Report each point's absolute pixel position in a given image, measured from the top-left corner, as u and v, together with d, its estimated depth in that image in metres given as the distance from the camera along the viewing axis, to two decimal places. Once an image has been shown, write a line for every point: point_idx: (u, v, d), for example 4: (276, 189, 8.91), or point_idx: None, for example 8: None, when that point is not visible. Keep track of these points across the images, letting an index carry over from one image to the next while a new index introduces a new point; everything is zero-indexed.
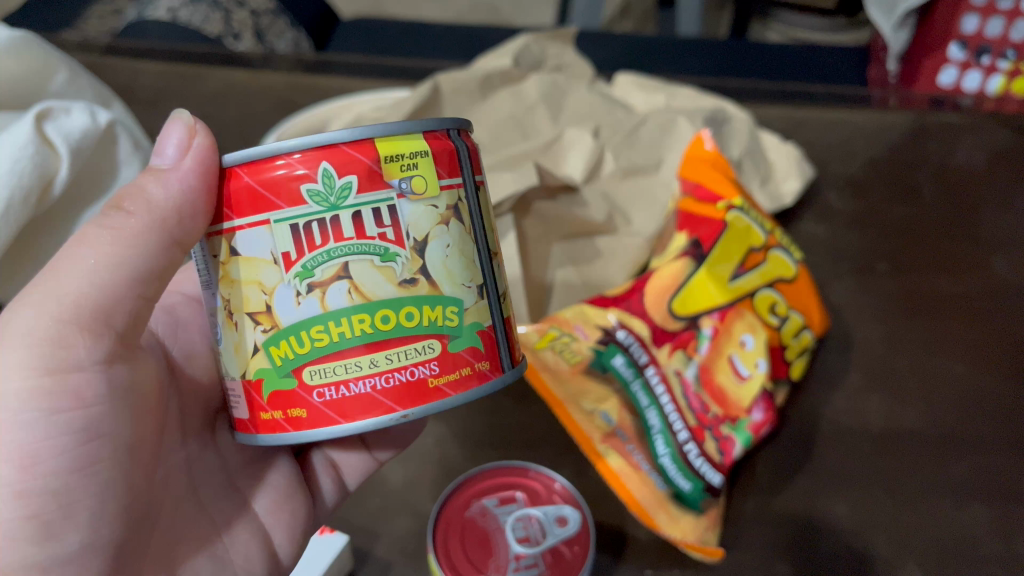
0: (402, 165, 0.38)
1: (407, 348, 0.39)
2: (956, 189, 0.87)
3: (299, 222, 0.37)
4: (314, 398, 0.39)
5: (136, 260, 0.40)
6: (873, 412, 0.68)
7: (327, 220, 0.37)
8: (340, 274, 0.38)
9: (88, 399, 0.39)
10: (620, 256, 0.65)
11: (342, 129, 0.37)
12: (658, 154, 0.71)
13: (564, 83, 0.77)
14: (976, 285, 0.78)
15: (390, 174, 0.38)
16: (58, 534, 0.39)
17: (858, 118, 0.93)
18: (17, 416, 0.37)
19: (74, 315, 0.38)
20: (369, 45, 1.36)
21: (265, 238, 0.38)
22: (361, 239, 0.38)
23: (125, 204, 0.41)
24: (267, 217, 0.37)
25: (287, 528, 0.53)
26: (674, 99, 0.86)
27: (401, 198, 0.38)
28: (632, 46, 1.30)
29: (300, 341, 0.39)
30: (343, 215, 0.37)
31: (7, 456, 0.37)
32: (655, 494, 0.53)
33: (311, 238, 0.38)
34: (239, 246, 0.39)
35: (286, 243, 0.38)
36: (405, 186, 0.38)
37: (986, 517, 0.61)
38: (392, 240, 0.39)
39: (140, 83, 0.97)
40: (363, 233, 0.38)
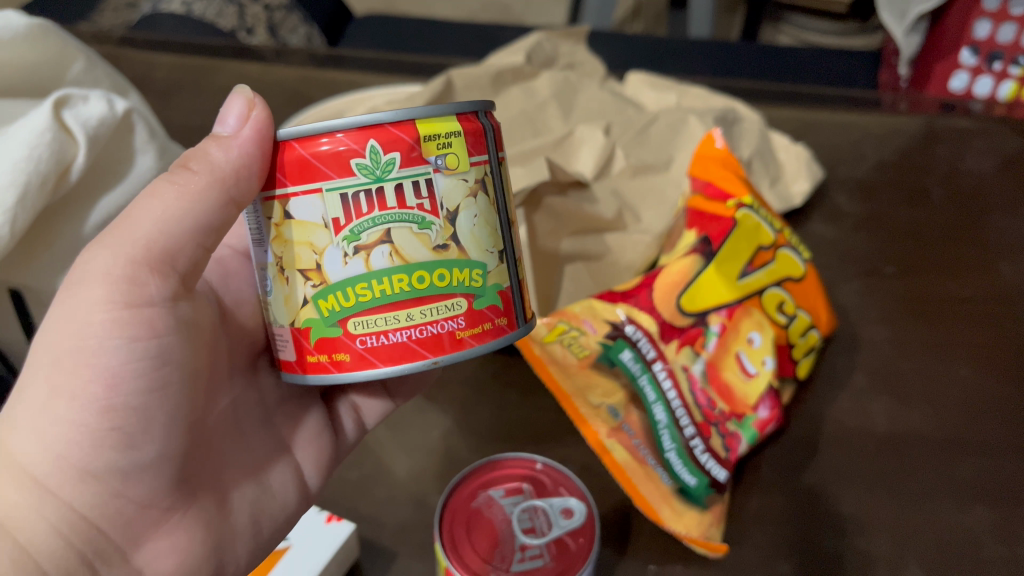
0: (439, 144, 0.39)
1: (439, 303, 0.40)
2: (965, 193, 0.87)
3: (347, 192, 0.38)
4: (357, 345, 0.40)
5: (197, 213, 0.41)
6: (879, 413, 0.68)
7: (373, 191, 0.38)
8: (383, 238, 0.39)
9: (160, 329, 0.41)
10: (630, 252, 0.65)
11: (388, 110, 0.38)
12: (669, 153, 0.72)
13: (576, 81, 0.78)
14: (983, 289, 0.78)
15: (428, 152, 0.39)
16: (139, 445, 0.41)
17: (867, 123, 0.95)
18: (103, 342, 0.39)
19: (146, 255, 0.40)
20: (381, 40, 1.37)
21: (316, 204, 0.39)
22: (400, 208, 0.39)
23: (192, 164, 0.42)
24: (320, 186, 0.38)
25: (316, 461, 0.54)
26: (685, 97, 0.86)
27: (437, 172, 0.39)
28: (642, 46, 1.31)
29: (347, 295, 0.39)
30: (387, 188, 0.38)
31: (94, 376, 0.39)
32: (660, 489, 0.54)
33: (358, 207, 0.39)
34: (292, 212, 0.39)
35: (336, 209, 0.38)
36: (441, 162, 0.39)
37: (989, 519, 0.61)
38: (428, 210, 0.39)
39: (154, 75, 0.98)
40: (404, 203, 0.39)
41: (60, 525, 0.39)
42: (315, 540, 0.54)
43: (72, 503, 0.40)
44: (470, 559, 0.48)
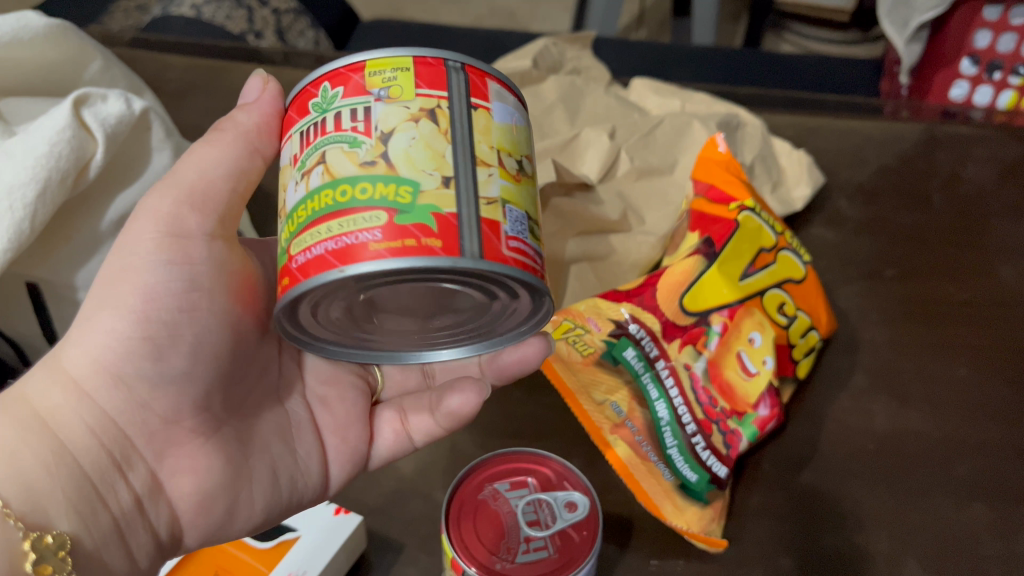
0: (382, 78, 0.42)
1: (358, 215, 0.39)
2: (964, 199, 0.88)
3: (306, 128, 0.43)
4: (294, 262, 0.40)
5: (225, 162, 0.49)
6: (878, 412, 0.69)
7: (318, 122, 0.42)
8: (320, 160, 0.41)
9: (195, 258, 0.47)
10: (634, 255, 0.67)
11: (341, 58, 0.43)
12: (673, 157, 0.73)
13: (582, 85, 0.79)
14: (982, 292, 0.79)
15: (372, 85, 0.41)
16: (165, 356, 0.45)
17: (869, 128, 0.97)
18: (145, 260, 0.46)
19: (189, 197, 0.48)
20: (389, 44, 1.39)
21: (289, 147, 0.44)
22: (337, 131, 0.41)
23: (218, 127, 0.51)
24: (292, 132, 0.44)
25: (341, 456, 0.56)
26: (689, 103, 0.87)
27: (378, 100, 0.41)
28: (647, 53, 1.32)
29: (294, 220, 0.41)
30: (330, 117, 0.42)
31: (135, 288, 0.45)
32: (661, 485, 0.55)
33: (309, 138, 0.42)
34: (280, 161, 0.45)
35: (298, 146, 0.43)
36: (383, 93, 0.41)
37: (986, 517, 0.62)
38: (362, 132, 0.41)
39: (167, 76, 1.00)
40: (340, 127, 0.41)
41: (98, 425, 0.44)
42: (324, 531, 0.55)
43: (109, 411, 0.44)
44: (475, 551, 0.49)
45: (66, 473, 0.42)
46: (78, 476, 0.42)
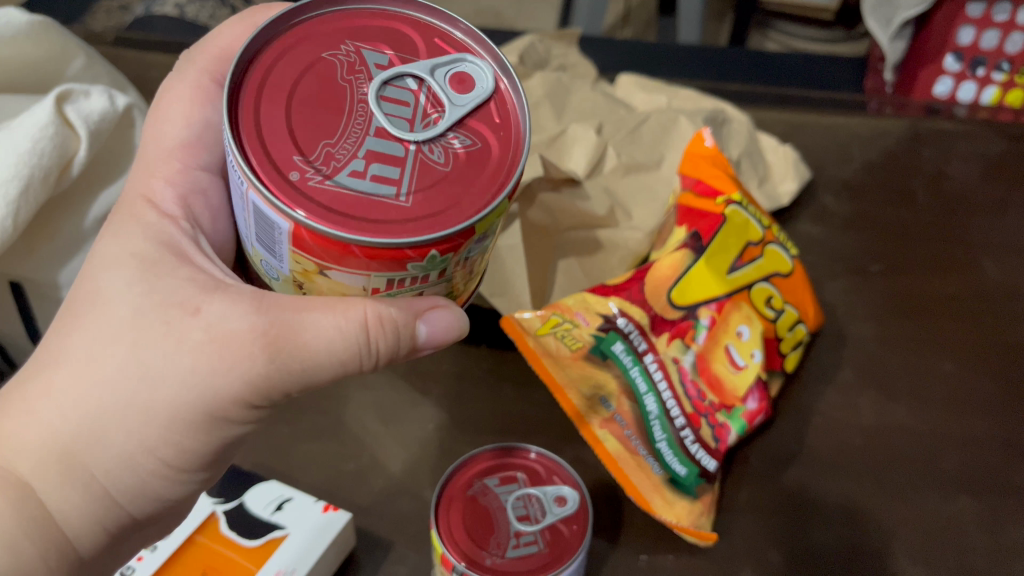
0: (485, 230, 0.40)
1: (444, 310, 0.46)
2: (949, 194, 0.89)
3: (397, 278, 0.40)
4: None
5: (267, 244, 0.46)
6: (865, 406, 0.70)
7: (419, 276, 0.41)
8: (415, 294, 0.43)
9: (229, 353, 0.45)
10: (621, 250, 0.67)
11: (455, 227, 0.38)
12: (659, 152, 0.73)
13: (568, 82, 0.79)
14: (968, 287, 0.80)
15: (474, 237, 0.40)
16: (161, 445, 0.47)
17: (854, 124, 0.97)
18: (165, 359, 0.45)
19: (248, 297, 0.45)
20: None
21: (361, 281, 0.40)
22: (438, 278, 0.42)
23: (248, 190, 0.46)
24: (369, 273, 0.40)
25: None
26: (675, 99, 0.87)
27: (476, 245, 0.41)
28: (634, 50, 1.32)
29: None
30: (434, 272, 0.41)
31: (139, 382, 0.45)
32: (651, 480, 0.56)
33: (400, 282, 0.41)
34: (331, 276, 0.40)
35: (379, 283, 0.41)
36: (481, 238, 0.41)
37: (972, 511, 0.63)
38: (456, 270, 0.42)
39: (151, 75, 1.00)
40: (441, 275, 0.42)
41: (88, 493, 0.47)
42: (312, 531, 0.54)
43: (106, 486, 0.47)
44: (466, 548, 0.49)
45: (52, 543, 0.47)
46: (63, 541, 0.48)
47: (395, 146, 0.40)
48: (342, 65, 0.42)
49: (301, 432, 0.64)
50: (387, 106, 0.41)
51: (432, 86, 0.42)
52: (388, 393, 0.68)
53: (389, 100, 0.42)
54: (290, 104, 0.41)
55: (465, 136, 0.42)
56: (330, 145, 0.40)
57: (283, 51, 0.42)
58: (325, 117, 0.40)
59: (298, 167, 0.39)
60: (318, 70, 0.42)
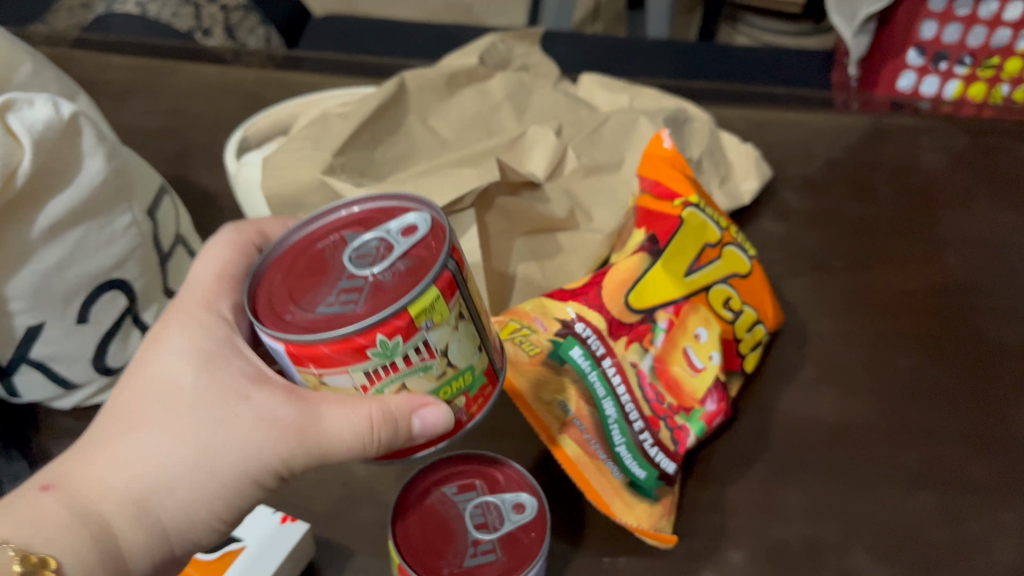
0: (427, 315, 0.39)
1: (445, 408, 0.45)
2: (910, 190, 0.90)
3: (370, 368, 0.40)
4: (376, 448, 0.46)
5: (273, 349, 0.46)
6: (826, 403, 0.70)
7: (384, 364, 0.40)
8: (400, 387, 0.42)
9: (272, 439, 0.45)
10: (581, 253, 0.67)
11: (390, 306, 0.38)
12: (620, 154, 0.73)
13: (529, 82, 0.79)
14: (927, 281, 0.80)
15: (421, 322, 0.39)
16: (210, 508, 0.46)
17: (816, 121, 0.98)
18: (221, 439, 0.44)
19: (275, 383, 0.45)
20: (341, 41, 1.37)
21: (345, 377, 0.41)
22: (409, 366, 0.41)
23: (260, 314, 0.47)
24: (345, 368, 0.40)
25: None
26: (638, 98, 0.87)
27: (428, 332, 0.40)
28: (602, 46, 1.32)
29: None
30: (398, 359, 0.40)
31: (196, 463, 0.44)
32: (611, 483, 0.55)
33: (378, 374, 0.41)
34: (326, 380, 0.42)
35: (362, 378, 0.41)
36: (430, 323, 0.40)
37: (931, 504, 0.63)
38: (427, 358, 0.41)
39: (110, 77, 0.98)
40: (409, 362, 0.41)
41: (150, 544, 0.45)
42: (272, 541, 0.54)
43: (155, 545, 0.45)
44: (424, 560, 0.49)
45: None
46: None
47: (356, 280, 0.41)
48: (331, 245, 0.44)
49: None
50: (355, 260, 0.42)
51: (389, 235, 0.43)
52: None
53: (359, 255, 0.43)
54: (288, 279, 0.43)
55: (409, 256, 0.41)
56: (316, 289, 0.42)
57: (289, 248, 0.45)
58: (312, 279, 0.42)
59: (288, 314, 0.41)
60: (310, 252, 0.44)
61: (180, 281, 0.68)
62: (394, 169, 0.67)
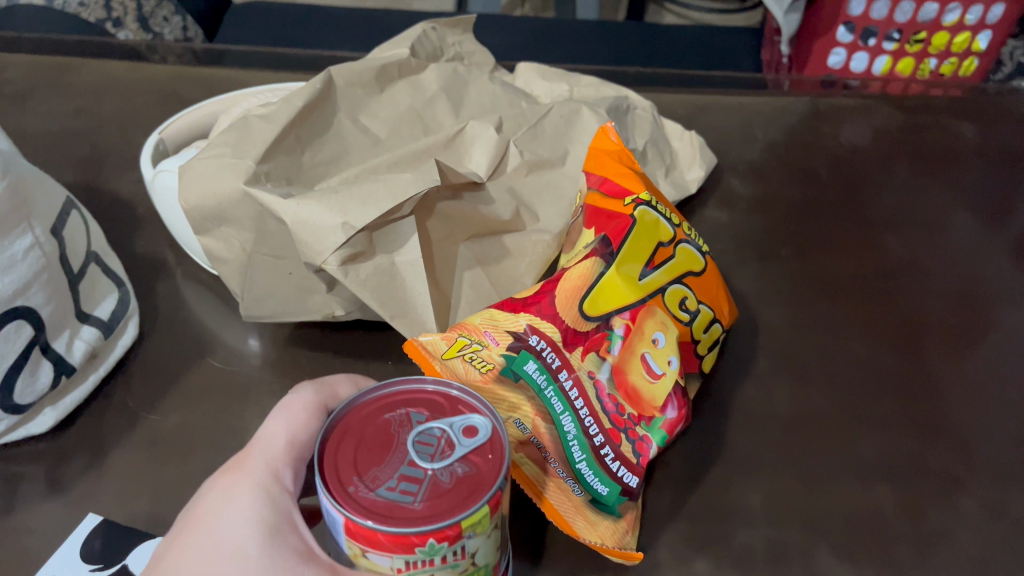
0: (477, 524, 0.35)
1: None
2: (852, 172, 0.89)
3: (409, 559, 0.35)
4: None
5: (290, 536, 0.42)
6: (782, 398, 0.68)
7: (420, 560, 0.35)
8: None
9: None
10: (529, 255, 0.63)
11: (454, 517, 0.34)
12: (563, 147, 0.70)
13: (465, 74, 0.75)
14: (874, 265, 0.79)
15: (466, 531, 0.35)
16: None
17: (754, 105, 0.97)
18: None
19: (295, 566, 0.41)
20: (262, 29, 1.31)
21: (385, 559, 0.36)
22: (443, 564, 0.36)
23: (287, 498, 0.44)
24: (386, 554, 0.35)
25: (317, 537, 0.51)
26: (577, 87, 0.84)
27: (468, 539, 0.36)
28: (532, 30, 1.28)
29: None
30: (438, 557, 0.36)
31: None
32: (572, 500, 0.54)
33: (414, 564, 0.36)
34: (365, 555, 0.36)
35: (398, 563, 0.36)
36: (473, 534, 0.36)
37: (892, 496, 0.62)
38: (460, 558, 0.37)
39: (8, 77, 0.91)
40: (444, 561, 0.36)
41: None
42: None
43: None
44: None
45: None
46: None
47: (415, 469, 0.37)
48: (397, 418, 0.39)
49: (192, 471, 0.59)
50: (418, 445, 0.38)
51: (455, 428, 0.39)
52: None
53: (422, 439, 0.38)
54: (350, 446, 0.38)
55: (473, 461, 0.37)
56: (377, 465, 0.37)
57: (355, 409, 0.40)
58: (373, 453, 0.38)
59: (348, 491, 0.36)
60: (375, 420, 0.39)
61: (93, 304, 0.63)
62: (328, 173, 0.62)
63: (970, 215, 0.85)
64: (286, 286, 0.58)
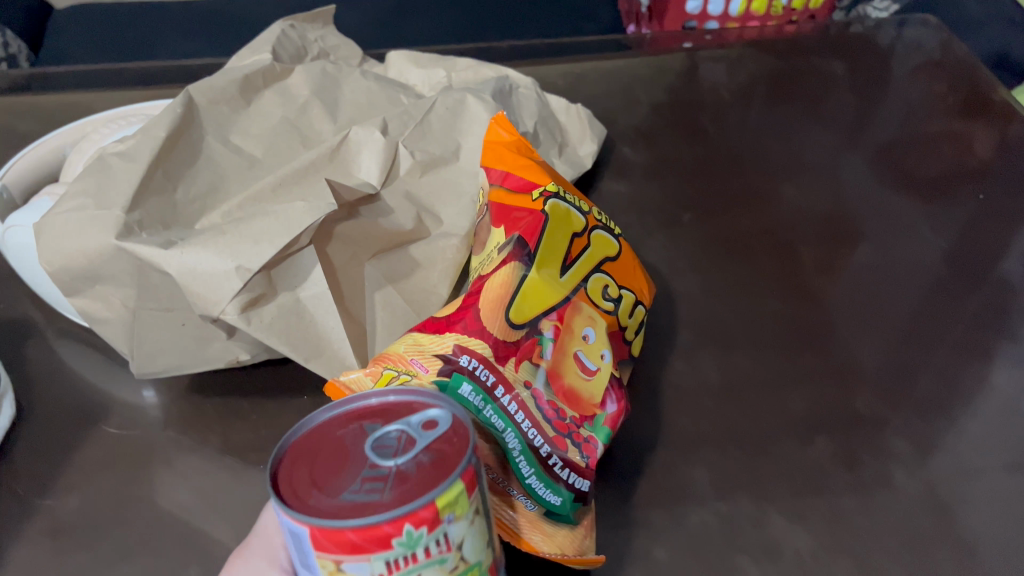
0: (453, 502, 0.32)
1: None
2: (734, 126, 0.89)
3: (391, 557, 0.32)
4: None
5: None
6: (709, 366, 0.68)
7: (400, 556, 0.32)
8: None
9: None
10: (440, 263, 0.59)
11: (421, 496, 0.31)
12: (454, 140, 0.66)
13: (335, 72, 0.70)
14: (774, 217, 0.80)
15: (443, 511, 0.32)
16: None
17: (632, 67, 0.95)
18: None
19: None
20: (95, 35, 1.20)
21: (364, 566, 0.32)
22: (427, 557, 0.33)
23: None
24: (367, 555, 0.32)
25: None
26: (455, 72, 0.80)
27: (450, 523, 0.33)
28: (389, 9, 1.23)
29: None
30: (418, 549, 0.32)
31: None
32: (526, 515, 0.51)
33: (399, 561, 0.32)
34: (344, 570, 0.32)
35: (379, 566, 0.32)
36: (453, 517, 0.33)
37: (830, 448, 0.62)
38: (445, 551, 0.33)
39: None
40: (427, 554, 0.33)
41: None
42: None
43: None
44: None
45: None
46: None
47: (378, 468, 0.33)
48: (351, 431, 0.36)
49: (104, 554, 0.53)
50: (377, 448, 0.35)
51: (414, 424, 0.35)
52: (203, 480, 0.58)
53: (381, 443, 0.35)
54: (304, 465, 0.34)
55: (437, 448, 0.34)
56: (334, 476, 0.33)
57: (306, 430, 0.36)
58: (331, 464, 0.34)
59: (311, 504, 0.32)
60: (327, 438, 0.36)
61: None
62: (207, 206, 0.57)
63: (849, 153, 0.87)
64: (181, 338, 0.52)
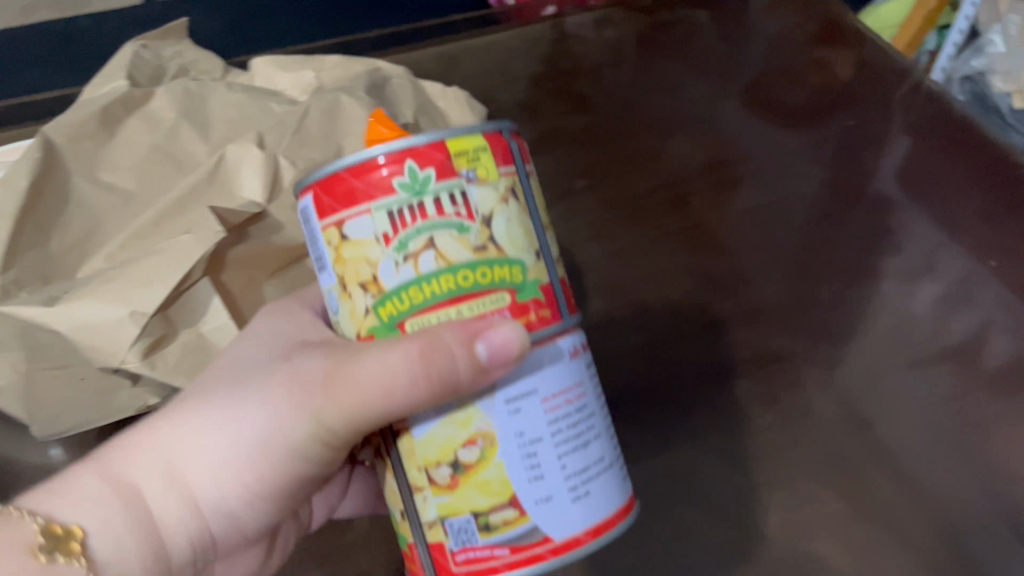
0: (469, 158, 0.40)
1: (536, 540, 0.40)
2: (618, 79, 0.87)
3: (393, 208, 0.39)
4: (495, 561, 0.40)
5: None
6: (622, 332, 0.70)
7: (412, 205, 0.39)
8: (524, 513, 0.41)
9: None
10: None
11: (420, 134, 0.39)
12: (336, 142, 0.64)
13: (200, 87, 0.64)
14: (668, 173, 0.80)
15: (458, 166, 0.39)
16: None
17: (505, 37, 0.90)
18: None
19: None
20: None
21: (366, 221, 0.39)
22: (441, 216, 0.39)
23: None
24: (368, 206, 0.39)
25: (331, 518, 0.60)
26: (324, 72, 0.78)
27: (469, 182, 0.40)
28: None
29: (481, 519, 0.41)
30: (427, 200, 0.39)
31: None
32: None
33: (401, 219, 0.39)
34: (348, 232, 0.39)
35: (383, 224, 0.39)
36: (471, 174, 0.40)
37: (746, 388, 0.66)
38: (465, 216, 0.39)
39: None
40: (441, 210, 0.39)
41: None
42: None
43: None
44: None
45: None
46: None
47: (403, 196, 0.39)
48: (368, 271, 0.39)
49: None
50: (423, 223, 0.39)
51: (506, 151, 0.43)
52: None
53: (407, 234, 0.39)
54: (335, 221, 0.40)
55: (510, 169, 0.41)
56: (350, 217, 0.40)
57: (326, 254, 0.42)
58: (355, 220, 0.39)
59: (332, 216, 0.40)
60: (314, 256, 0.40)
61: None
62: (89, 250, 0.58)
63: (734, 94, 0.85)
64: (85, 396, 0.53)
